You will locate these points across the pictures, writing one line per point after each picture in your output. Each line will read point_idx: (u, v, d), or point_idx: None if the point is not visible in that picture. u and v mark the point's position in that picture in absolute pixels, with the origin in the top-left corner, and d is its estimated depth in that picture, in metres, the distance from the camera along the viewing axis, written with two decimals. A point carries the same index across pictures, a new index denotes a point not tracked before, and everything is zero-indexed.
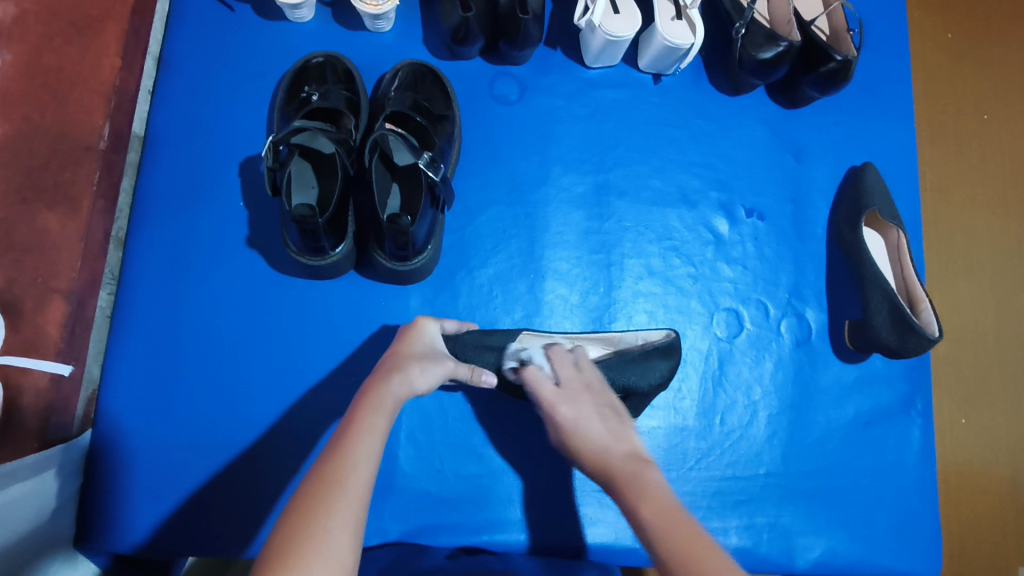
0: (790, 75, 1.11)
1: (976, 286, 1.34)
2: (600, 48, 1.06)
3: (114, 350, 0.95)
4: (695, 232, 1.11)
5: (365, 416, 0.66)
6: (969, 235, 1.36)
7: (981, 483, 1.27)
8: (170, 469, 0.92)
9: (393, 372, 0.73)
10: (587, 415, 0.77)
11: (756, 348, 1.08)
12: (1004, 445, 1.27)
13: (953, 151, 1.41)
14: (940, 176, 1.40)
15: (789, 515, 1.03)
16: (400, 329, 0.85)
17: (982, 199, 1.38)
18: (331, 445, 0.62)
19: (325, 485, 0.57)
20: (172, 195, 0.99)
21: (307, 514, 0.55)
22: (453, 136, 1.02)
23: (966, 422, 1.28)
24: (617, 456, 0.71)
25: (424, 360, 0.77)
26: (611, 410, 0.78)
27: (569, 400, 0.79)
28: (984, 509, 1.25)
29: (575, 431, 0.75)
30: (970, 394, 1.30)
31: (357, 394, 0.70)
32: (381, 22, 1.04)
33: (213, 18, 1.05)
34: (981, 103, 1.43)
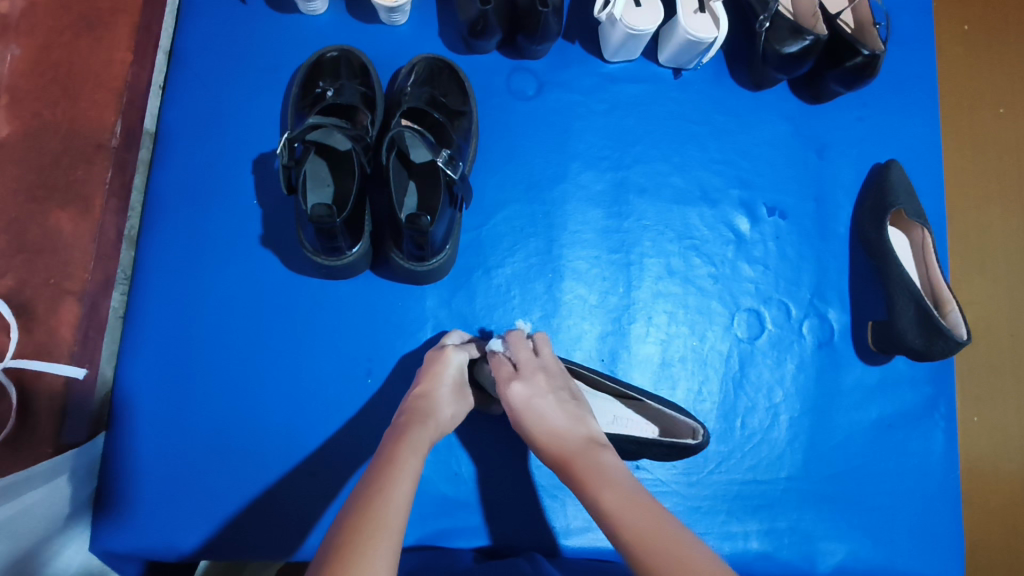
0: (814, 70, 1.09)
1: (992, 283, 1.31)
2: (619, 42, 1.04)
3: (127, 351, 0.93)
4: (716, 231, 1.09)
5: (397, 454, 0.69)
6: (984, 232, 1.34)
7: (999, 483, 1.25)
8: (184, 472, 0.91)
9: (427, 415, 0.76)
10: (543, 395, 0.78)
11: (778, 349, 1.07)
12: (1017, 444, 1.26)
13: (970, 143, 1.38)
14: (956, 171, 1.37)
15: (810, 519, 1.01)
16: (429, 356, 0.87)
17: (998, 194, 1.36)
18: (372, 478, 0.65)
19: (364, 519, 0.59)
20: (185, 193, 0.98)
21: (349, 546, 0.56)
22: (471, 133, 1.00)
23: (978, 420, 1.27)
24: (571, 439, 0.73)
25: (454, 397, 0.82)
26: (569, 392, 0.80)
27: (525, 380, 0.81)
28: (999, 508, 1.24)
29: (528, 410, 0.77)
30: (984, 392, 1.28)
31: (387, 436, 0.73)
32: (397, 15, 1.02)
33: (225, 12, 1.03)
34: (996, 96, 1.41)
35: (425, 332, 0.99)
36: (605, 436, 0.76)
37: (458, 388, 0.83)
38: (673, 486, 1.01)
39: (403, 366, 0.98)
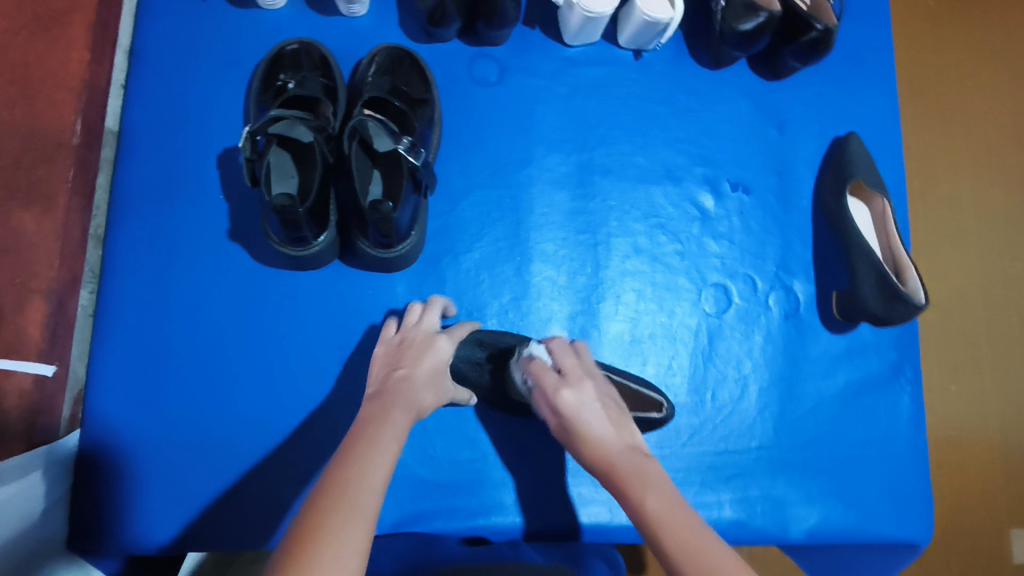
0: (772, 47, 1.10)
1: (959, 249, 1.46)
2: (579, 26, 1.05)
3: (98, 349, 0.94)
4: (681, 209, 1.11)
5: (377, 441, 0.69)
6: (953, 202, 1.47)
7: (971, 443, 1.39)
8: (159, 467, 0.92)
9: (407, 401, 0.76)
10: (590, 402, 0.78)
11: (745, 322, 1.09)
12: (988, 407, 1.40)
13: (919, 136, 1.50)
14: (924, 143, 1.50)
15: (782, 486, 1.04)
16: (410, 342, 0.86)
17: (943, 184, 1.49)
18: (349, 463, 0.65)
19: (337, 503, 0.60)
20: (150, 190, 0.98)
21: (325, 516, 0.58)
22: (434, 120, 1.01)
23: (954, 388, 1.40)
24: (616, 447, 0.74)
25: (433, 382, 0.81)
26: (614, 400, 0.80)
27: (571, 386, 0.80)
28: (973, 469, 1.38)
29: (577, 418, 0.77)
30: (959, 361, 1.42)
31: (367, 419, 0.73)
32: (356, 6, 1.03)
33: (184, 8, 1.03)
34: (963, 71, 1.53)
35: (395, 319, 1.00)
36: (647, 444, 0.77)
37: (438, 373, 0.83)
38: None
39: (375, 352, 0.99)
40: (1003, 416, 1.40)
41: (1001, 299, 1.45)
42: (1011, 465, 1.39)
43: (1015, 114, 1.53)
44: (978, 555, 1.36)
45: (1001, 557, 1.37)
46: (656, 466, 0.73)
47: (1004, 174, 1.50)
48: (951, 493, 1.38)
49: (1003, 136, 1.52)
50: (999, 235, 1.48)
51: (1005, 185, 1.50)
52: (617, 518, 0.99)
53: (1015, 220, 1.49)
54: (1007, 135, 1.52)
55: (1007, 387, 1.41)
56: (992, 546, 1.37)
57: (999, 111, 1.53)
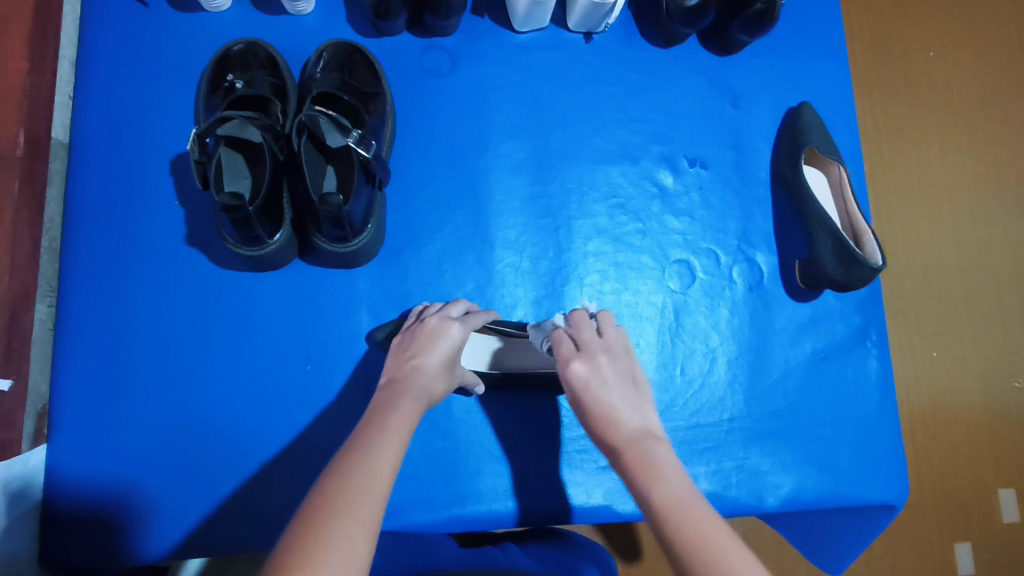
0: (720, 22, 1.11)
1: (932, 220, 1.48)
2: (526, 11, 1.05)
3: (60, 361, 0.94)
4: (640, 187, 1.11)
5: (387, 425, 0.72)
6: (924, 172, 1.50)
7: (956, 407, 1.41)
8: (128, 476, 0.92)
9: (416, 389, 0.79)
10: (607, 381, 0.77)
11: (710, 296, 1.09)
12: (968, 371, 1.42)
13: (879, 105, 1.51)
14: (888, 116, 1.51)
15: (755, 455, 1.04)
16: (418, 330, 0.87)
17: (905, 152, 1.51)
18: (358, 445, 0.69)
19: (344, 484, 0.63)
20: (103, 200, 0.98)
21: (330, 511, 0.59)
22: (386, 114, 1.01)
23: (937, 354, 1.42)
24: (627, 430, 0.74)
25: (444, 364, 0.84)
26: (631, 380, 0.78)
27: (587, 361, 0.78)
28: (958, 432, 1.40)
29: (589, 394, 0.76)
30: (939, 327, 1.44)
31: (375, 405, 0.76)
32: (301, 4, 1.02)
33: (127, 15, 1.02)
34: (926, 41, 1.54)
35: (359, 314, 1.00)
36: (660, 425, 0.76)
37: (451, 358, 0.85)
38: None
39: (342, 349, 0.99)
40: (982, 377, 1.42)
41: (972, 263, 1.47)
42: (994, 426, 1.41)
43: (972, 79, 1.55)
44: (968, 514, 1.38)
45: (988, 515, 1.39)
46: (665, 451, 0.72)
47: (965, 138, 1.52)
48: (938, 457, 1.40)
49: (966, 104, 1.53)
50: (966, 202, 1.49)
51: (971, 152, 1.52)
52: (594, 498, 1.00)
53: (979, 183, 1.51)
54: (970, 102, 1.53)
55: (985, 349, 1.43)
56: (981, 504, 1.39)
57: (963, 79, 1.55)
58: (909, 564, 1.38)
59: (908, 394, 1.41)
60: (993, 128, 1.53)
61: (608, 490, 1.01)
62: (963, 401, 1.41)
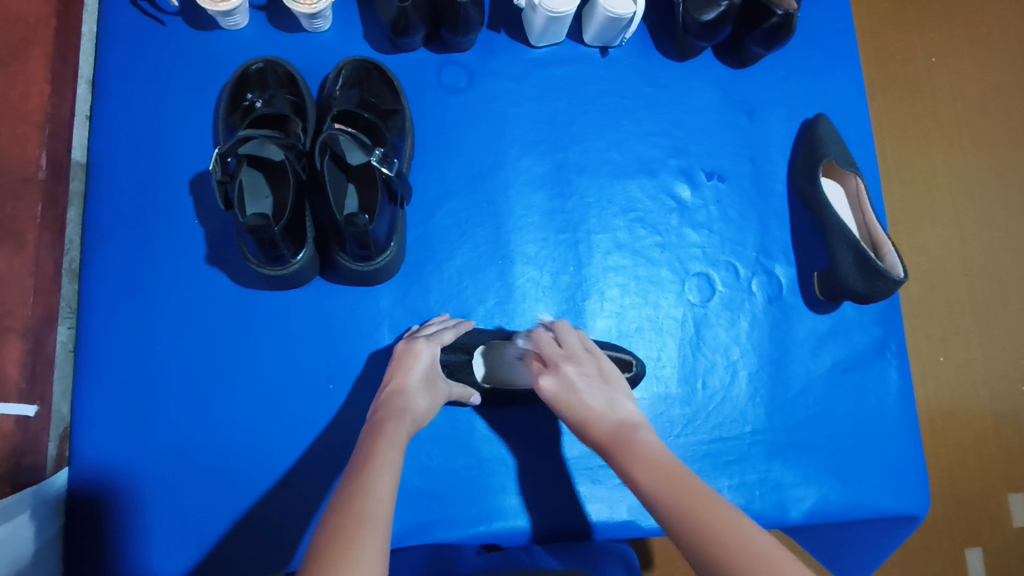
0: (735, 35, 1.11)
1: (940, 226, 1.48)
2: (543, 26, 1.05)
3: (81, 384, 0.93)
4: (658, 201, 1.11)
5: (378, 450, 0.69)
6: (931, 178, 1.51)
7: (967, 414, 1.41)
8: (152, 498, 0.91)
9: (404, 410, 0.78)
10: (577, 387, 0.76)
11: (730, 309, 1.09)
12: (981, 378, 1.42)
13: (884, 113, 1.52)
14: (895, 123, 1.52)
15: (777, 469, 1.04)
16: (398, 351, 0.88)
17: (911, 158, 1.51)
18: (354, 473, 0.66)
19: (349, 518, 0.60)
20: (123, 220, 0.97)
21: (337, 547, 0.57)
22: (405, 130, 1.01)
23: (945, 360, 1.42)
24: (603, 427, 0.72)
25: (425, 387, 0.83)
26: (600, 373, 0.78)
27: (550, 370, 0.79)
28: (970, 441, 1.40)
29: (562, 404, 0.76)
30: (948, 335, 1.44)
31: (364, 431, 0.74)
32: (319, 21, 1.02)
33: (146, 35, 1.02)
34: (930, 48, 1.55)
35: (380, 332, 1.00)
36: (640, 413, 0.74)
37: (429, 379, 0.85)
38: None
39: (366, 368, 0.98)
40: (991, 382, 1.42)
41: (981, 270, 1.47)
42: (1005, 433, 1.41)
43: (975, 85, 1.56)
44: (981, 524, 1.38)
45: (998, 520, 1.39)
46: (646, 435, 0.70)
47: (972, 144, 1.53)
48: (951, 465, 1.40)
49: (972, 109, 1.54)
50: (974, 208, 1.50)
51: (977, 158, 1.53)
52: (619, 514, 1.00)
53: (986, 189, 1.51)
54: (975, 107, 1.54)
55: (995, 355, 1.44)
56: (993, 512, 1.39)
57: (968, 85, 1.55)
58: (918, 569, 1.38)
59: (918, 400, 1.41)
60: (997, 135, 1.54)
61: (635, 506, 1.00)
62: (971, 406, 1.41)
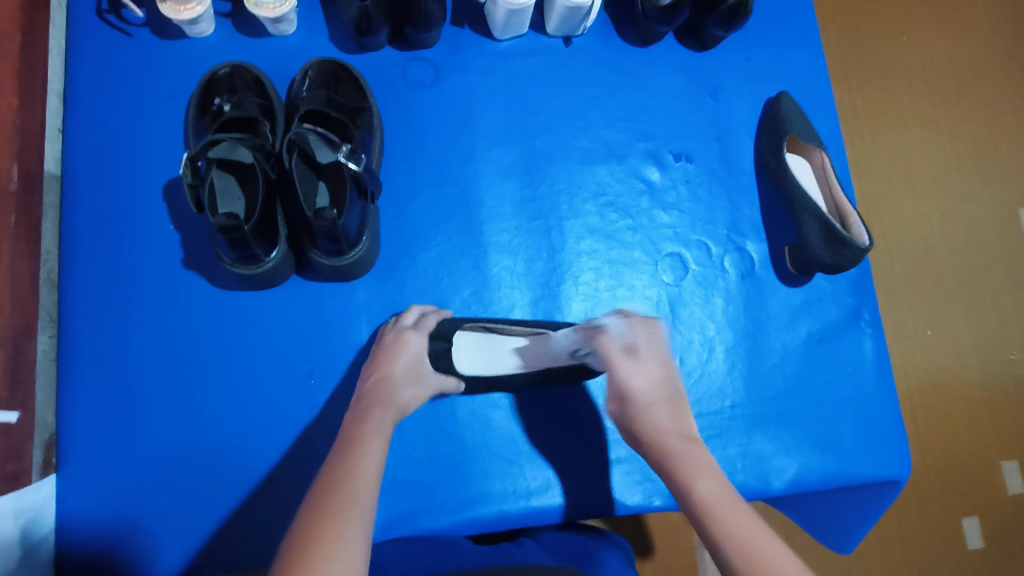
0: (695, 19, 1.13)
1: (918, 200, 1.51)
2: (504, 19, 1.07)
3: (65, 391, 0.94)
4: (628, 184, 1.13)
5: (363, 436, 0.73)
6: (907, 153, 1.53)
7: (957, 386, 1.43)
8: (139, 499, 0.92)
9: (390, 398, 0.81)
10: (649, 390, 0.81)
11: (704, 286, 1.11)
12: (968, 348, 1.44)
13: (857, 90, 1.54)
14: (868, 101, 1.54)
15: (758, 440, 1.06)
16: (383, 342, 0.90)
17: (887, 134, 1.53)
18: (339, 458, 0.69)
19: (332, 498, 0.63)
20: (98, 229, 0.98)
21: (324, 524, 0.60)
22: (374, 127, 1.02)
23: (932, 332, 1.44)
24: (670, 435, 0.78)
25: (412, 377, 0.86)
26: (624, 348, 0.84)
27: (649, 358, 0.83)
28: (961, 411, 1.42)
29: (635, 398, 0.81)
30: (933, 307, 1.46)
31: (351, 417, 0.77)
32: (284, 24, 1.04)
33: (113, 46, 1.03)
34: (899, 26, 1.58)
35: (359, 326, 1.01)
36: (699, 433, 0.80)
37: (412, 367, 0.87)
38: None
39: (345, 362, 1.00)
40: (978, 353, 1.44)
41: (960, 242, 1.50)
42: (995, 402, 1.43)
43: (946, 60, 1.58)
44: (975, 493, 1.40)
45: (993, 488, 1.41)
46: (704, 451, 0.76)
47: (945, 118, 1.55)
48: (945, 437, 1.41)
49: (943, 85, 1.57)
50: (950, 182, 1.52)
51: (952, 132, 1.55)
52: (600, 494, 1.01)
53: (961, 162, 1.54)
54: (946, 82, 1.57)
55: (979, 325, 1.46)
56: (987, 481, 1.41)
57: (939, 61, 1.58)
58: (921, 541, 1.38)
59: (906, 372, 1.43)
60: (970, 109, 1.57)
61: (614, 485, 1.01)
62: (959, 377, 1.43)
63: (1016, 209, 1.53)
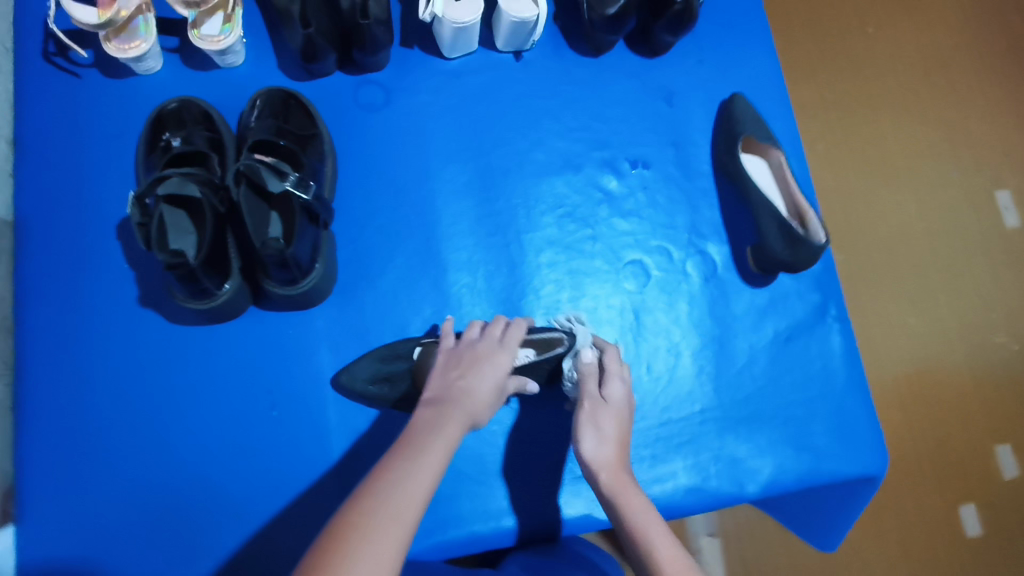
0: (643, 25, 1.14)
1: (893, 190, 1.51)
2: (452, 38, 1.07)
3: (23, 436, 0.93)
4: (586, 194, 1.13)
5: (428, 445, 0.72)
6: (879, 144, 1.53)
7: (945, 374, 1.42)
8: (101, 541, 0.91)
9: (461, 410, 0.79)
10: (610, 431, 0.86)
11: (667, 292, 1.11)
12: (952, 336, 1.44)
13: (825, 85, 1.54)
14: (838, 93, 1.54)
15: (730, 444, 1.05)
16: (468, 347, 0.88)
17: (858, 126, 1.53)
18: (393, 465, 0.70)
19: (376, 505, 0.64)
20: (52, 271, 0.98)
21: (360, 532, 0.61)
22: (325, 153, 1.02)
23: (915, 321, 1.44)
24: (607, 469, 0.83)
25: (488, 389, 0.83)
26: (590, 417, 0.86)
27: (618, 405, 0.88)
28: (951, 400, 1.41)
29: (593, 431, 0.85)
30: (914, 296, 1.45)
31: (419, 422, 0.77)
32: (231, 56, 1.04)
33: (60, 87, 1.03)
34: (863, 18, 1.59)
35: (320, 353, 1.00)
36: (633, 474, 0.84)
37: (497, 381, 0.84)
38: None
39: (307, 391, 0.99)
40: (962, 339, 1.44)
41: (936, 230, 1.50)
42: (984, 389, 1.42)
43: (911, 50, 1.59)
44: (971, 482, 1.38)
45: (989, 476, 1.39)
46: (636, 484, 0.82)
47: (914, 108, 1.55)
48: (937, 426, 1.40)
49: (909, 74, 1.57)
50: (922, 170, 1.52)
51: (921, 121, 1.55)
52: (575, 508, 1.00)
53: (934, 151, 1.54)
54: (911, 72, 1.58)
55: (961, 312, 1.46)
56: (983, 469, 1.39)
57: (905, 51, 1.59)
58: (921, 533, 1.35)
59: (893, 362, 1.42)
60: (937, 97, 1.57)
61: (588, 498, 1.01)
62: (947, 364, 1.42)
63: (990, 191, 1.53)
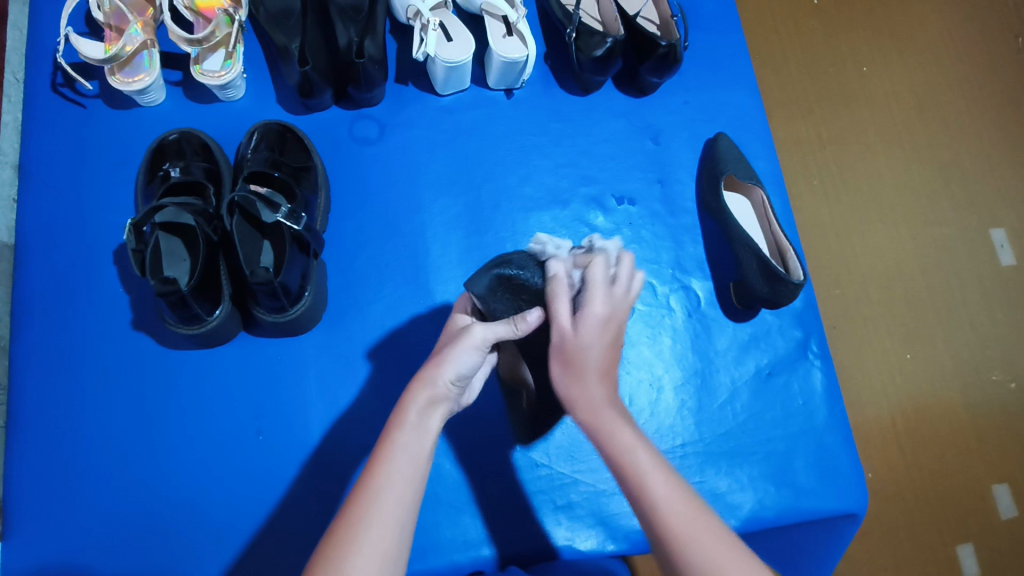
0: (630, 67, 1.18)
1: (888, 227, 1.53)
2: (444, 76, 1.11)
3: (11, 457, 0.95)
4: (573, 228, 1.16)
5: (394, 435, 0.66)
6: (873, 181, 1.55)
7: (940, 410, 1.42)
8: (81, 563, 0.92)
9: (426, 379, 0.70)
10: (590, 372, 0.72)
11: (651, 325, 1.13)
12: (948, 372, 1.44)
13: (818, 123, 1.57)
14: (831, 131, 1.57)
15: (710, 478, 1.06)
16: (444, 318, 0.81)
17: (852, 164, 1.56)
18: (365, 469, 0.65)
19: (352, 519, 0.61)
20: (48, 294, 1.01)
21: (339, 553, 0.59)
22: (318, 186, 1.06)
23: (911, 356, 1.45)
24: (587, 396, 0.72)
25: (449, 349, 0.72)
26: (563, 359, 0.73)
27: (600, 338, 0.72)
28: (948, 436, 1.41)
29: (568, 368, 0.73)
30: (908, 332, 1.47)
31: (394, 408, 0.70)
32: (231, 90, 1.08)
33: (66, 117, 1.08)
34: (858, 58, 1.63)
35: (307, 380, 1.02)
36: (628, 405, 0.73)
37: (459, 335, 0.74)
38: (575, 477, 1.04)
39: (293, 416, 1.01)
40: (959, 376, 1.45)
41: (930, 267, 1.51)
42: (980, 425, 1.42)
43: (905, 90, 1.62)
44: (970, 521, 1.37)
45: (986, 514, 1.38)
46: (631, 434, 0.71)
47: (908, 146, 1.58)
48: (933, 462, 1.40)
49: (904, 113, 1.61)
50: (914, 207, 1.55)
51: (915, 160, 1.58)
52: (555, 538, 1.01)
53: (929, 189, 1.56)
54: (905, 111, 1.61)
55: (957, 348, 1.46)
56: (981, 506, 1.39)
57: (899, 91, 1.62)
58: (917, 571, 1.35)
59: (890, 398, 1.42)
60: (932, 136, 1.60)
61: (568, 526, 1.02)
62: (942, 401, 1.42)
63: (986, 230, 1.55)
